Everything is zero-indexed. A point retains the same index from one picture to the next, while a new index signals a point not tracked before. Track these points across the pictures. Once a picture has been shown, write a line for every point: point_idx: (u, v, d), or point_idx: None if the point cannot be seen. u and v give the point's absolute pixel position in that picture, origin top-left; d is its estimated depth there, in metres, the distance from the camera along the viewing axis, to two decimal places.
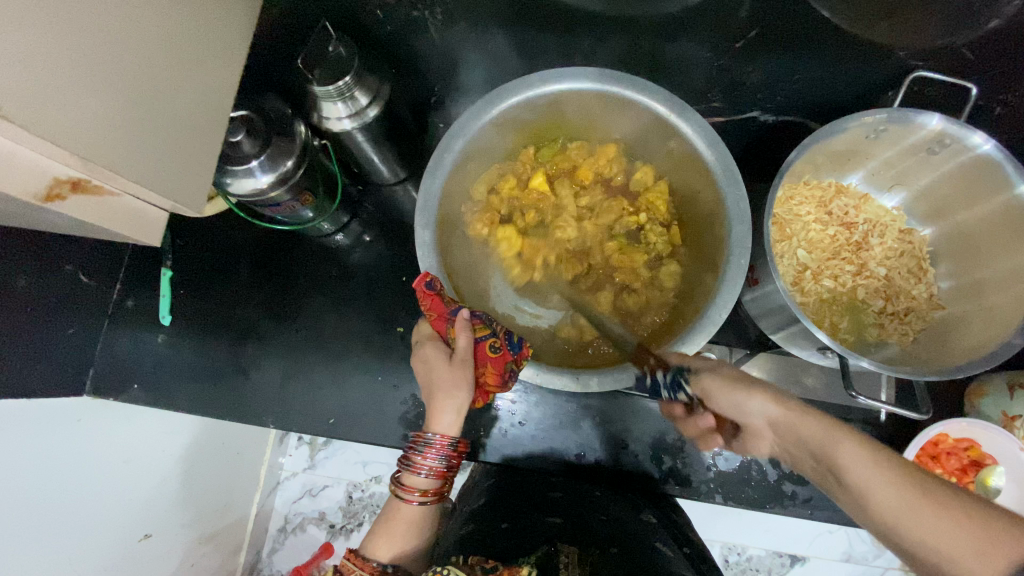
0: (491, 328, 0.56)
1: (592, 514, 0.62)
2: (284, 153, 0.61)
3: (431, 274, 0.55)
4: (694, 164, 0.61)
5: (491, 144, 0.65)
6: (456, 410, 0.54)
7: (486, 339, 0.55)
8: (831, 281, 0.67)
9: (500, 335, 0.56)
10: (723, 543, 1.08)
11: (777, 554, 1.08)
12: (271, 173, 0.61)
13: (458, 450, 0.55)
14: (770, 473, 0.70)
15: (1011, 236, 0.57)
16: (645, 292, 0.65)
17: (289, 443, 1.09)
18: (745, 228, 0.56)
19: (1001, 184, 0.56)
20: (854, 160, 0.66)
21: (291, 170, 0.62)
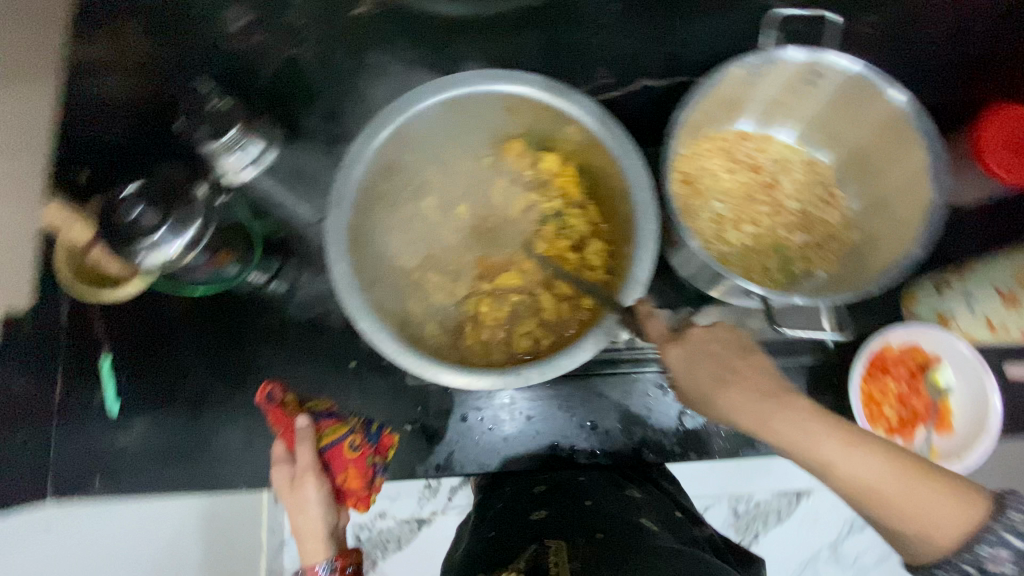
0: (347, 426, 0.64)
1: (578, 501, 0.62)
2: (189, 217, 0.61)
3: (269, 387, 0.70)
4: (590, 142, 0.63)
5: (394, 163, 0.65)
6: (320, 531, 0.57)
7: (345, 440, 0.62)
8: (750, 226, 0.69)
9: (358, 432, 0.64)
10: (729, 497, 1.09)
11: (783, 494, 1.10)
12: (180, 240, 0.60)
13: (340, 567, 0.57)
14: (737, 420, 0.71)
15: (898, 142, 0.60)
16: (577, 277, 0.67)
17: None
18: (648, 194, 0.57)
19: (877, 96, 0.58)
20: (744, 108, 0.69)
21: (200, 231, 0.61)
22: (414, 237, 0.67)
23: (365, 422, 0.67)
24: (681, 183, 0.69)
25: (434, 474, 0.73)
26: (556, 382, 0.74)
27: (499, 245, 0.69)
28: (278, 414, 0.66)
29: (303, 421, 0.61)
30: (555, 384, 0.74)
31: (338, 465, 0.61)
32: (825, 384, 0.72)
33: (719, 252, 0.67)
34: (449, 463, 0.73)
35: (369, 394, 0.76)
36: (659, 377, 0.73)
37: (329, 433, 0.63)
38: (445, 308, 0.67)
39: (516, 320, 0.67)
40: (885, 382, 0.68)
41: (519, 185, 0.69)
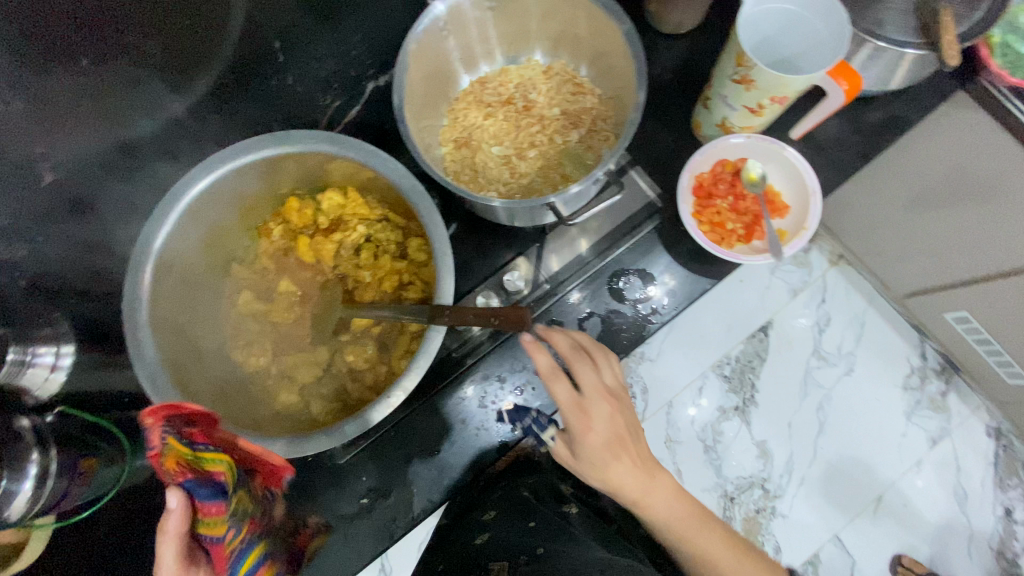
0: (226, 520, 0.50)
1: (525, 523, 0.68)
2: (24, 451, 0.57)
3: (161, 411, 0.51)
4: (342, 163, 0.64)
5: (184, 287, 0.64)
6: None
7: (229, 539, 0.50)
8: (531, 148, 0.72)
9: (237, 546, 0.51)
10: (713, 367, 1.14)
11: (752, 335, 1.16)
12: (28, 476, 0.57)
13: None
14: (625, 308, 0.76)
15: (575, 9, 0.65)
16: (413, 278, 0.69)
17: None
18: (410, 182, 0.62)
19: None
20: (458, 62, 0.72)
21: (44, 457, 0.59)
22: (257, 336, 0.68)
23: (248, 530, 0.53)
24: (455, 149, 0.73)
25: (416, 519, 0.73)
26: (466, 375, 0.75)
27: (333, 296, 0.69)
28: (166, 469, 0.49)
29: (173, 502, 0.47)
30: (466, 378, 0.75)
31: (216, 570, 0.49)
32: (676, 234, 0.76)
33: (518, 187, 0.71)
34: (422, 503, 0.73)
35: (316, 494, 0.73)
36: (545, 316, 0.76)
37: (209, 524, 0.49)
38: (319, 379, 0.67)
39: (385, 348, 0.67)
40: (715, 205, 0.74)
41: (319, 234, 0.70)
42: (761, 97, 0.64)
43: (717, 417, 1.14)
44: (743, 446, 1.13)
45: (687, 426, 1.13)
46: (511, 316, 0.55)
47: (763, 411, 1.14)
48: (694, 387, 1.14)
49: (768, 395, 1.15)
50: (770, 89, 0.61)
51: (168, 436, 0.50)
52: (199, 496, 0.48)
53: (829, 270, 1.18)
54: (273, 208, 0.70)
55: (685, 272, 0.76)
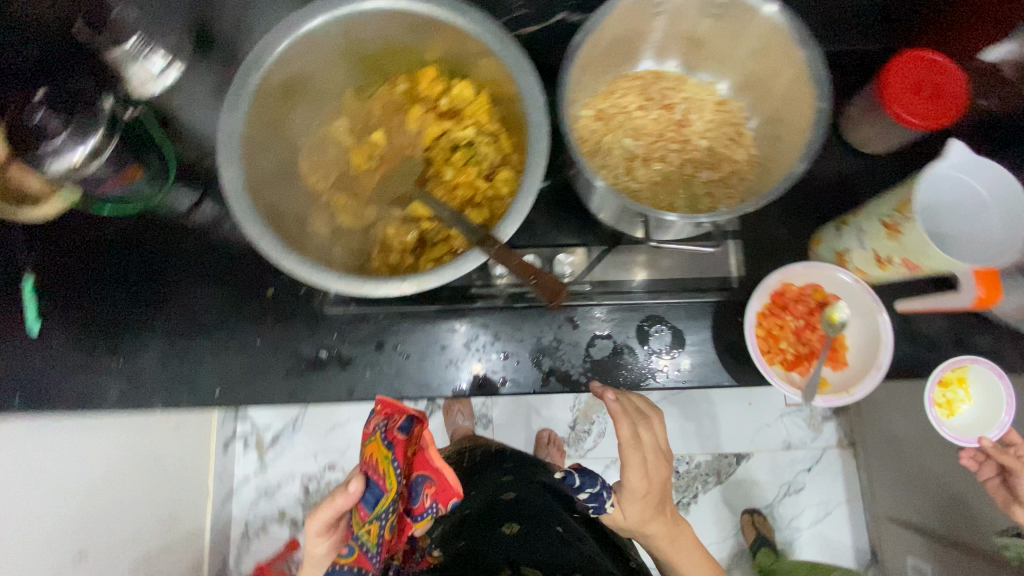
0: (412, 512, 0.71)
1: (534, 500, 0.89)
2: (91, 128, 0.61)
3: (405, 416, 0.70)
4: (495, 64, 0.63)
5: (300, 84, 0.65)
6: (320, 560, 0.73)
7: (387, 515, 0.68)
8: (660, 162, 0.70)
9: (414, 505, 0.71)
10: None
11: None
12: (82, 148, 0.61)
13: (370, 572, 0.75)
14: (640, 352, 0.74)
15: (787, 60, 0.61)
16: (487, 202, 0.67)
17: (237, 451, 1.38)
18: (542, 110, 0.58)
19: (755, 18, 0.60)
20: (649, 45, 0.70)
21: (103, 143, 0.62)
22: (328, 162, 0.69)
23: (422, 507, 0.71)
24: (594, 119, 0.71)
25: (347, 399, 0.75)
26: (468, 311, 0.76)
27: (412, 172, 0.70)
28: (399, 447, 0.69)
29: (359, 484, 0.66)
30: (468, 314, 0.76)
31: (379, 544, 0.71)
32: (731, 322, 0.74)
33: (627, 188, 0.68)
34: (361, 390, 0.75)
35: (288, 322, 0.76)
36: (567, 312, 0.75)
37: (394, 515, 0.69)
38: (353, 230, 0.68)
39: (427, 245, 0.68)
40: (782, 319, 0.71)
41: (432, 113, 0.70)
42: (896, 252, 0.60)
43: None
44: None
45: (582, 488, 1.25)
46: (549, 287, 0.58)
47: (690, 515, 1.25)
48: None
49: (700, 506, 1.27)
50: (910, 250, 0.58)
51: (408, 428, 0.70)
52: (430, 496, 0.68)
53: (829, 449, 1.27)
54: (410, 65, 0.70)
55: (718, 356, 0.73)
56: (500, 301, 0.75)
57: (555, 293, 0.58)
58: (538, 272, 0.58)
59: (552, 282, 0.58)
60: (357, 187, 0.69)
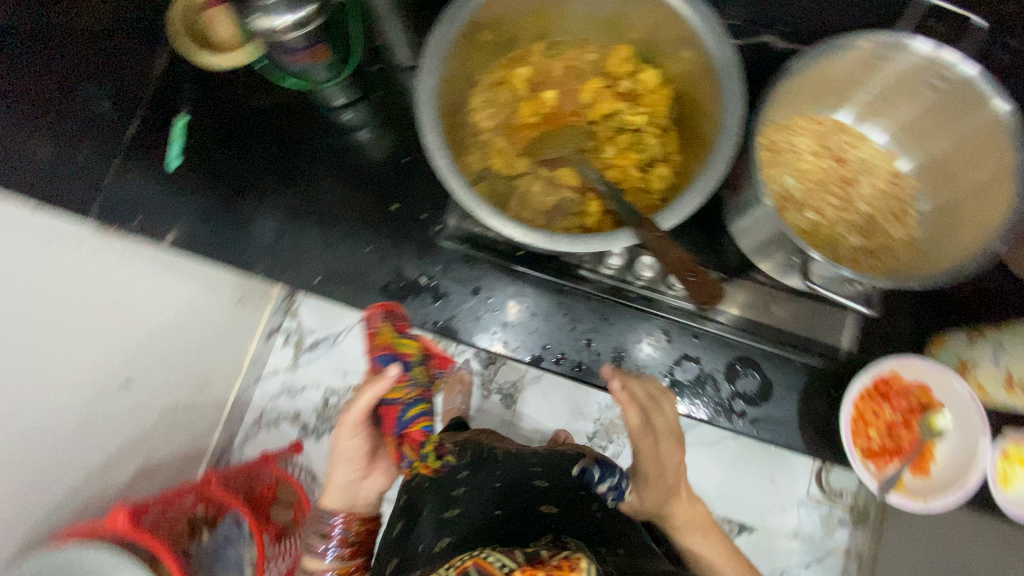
0: (429, 403, 0.62)
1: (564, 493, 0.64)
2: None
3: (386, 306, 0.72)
4: (698, 62, 0.62)
5: (504, 22, 0.66)
6: (338, 488, 0.63)
7: (417, 407, 0.61)
8: (813, 211, 0.68)
9: (426, 395, 0.63)
10: None
11: None
12: (291, 14, 0.63)
13: (362, 527, 0.63)
14: (721, 390, 0.73)
15: (991, 153, 0.58)
16: (636, 192, 0.67)
17: None
18: (737, 120, 0.57)
19: (978, 101, 0.57)
20: (848, 95, 0.68)
21: (310, 15, 0.64)
22: (498, 104, 0.70)
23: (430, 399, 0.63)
24: (764, 149, 0.68)
25: (428, 329, 0.77)
26: (568, 290, 0.77)
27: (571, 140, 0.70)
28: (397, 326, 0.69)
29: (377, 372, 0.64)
30: (567, 292, 0.77)
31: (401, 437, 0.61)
32: (820, 391, 0.72)
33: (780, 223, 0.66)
34: (444, 326, 0.77)
35: (399, 239, 0.79)
36: (662, 323, 0.75)
37: (416, 407, 0.61)
38: (500, 175, 0.69)
39: (565, 211, 0.68)
40: (876, 407, 0.68)
41: (610, 92, 0.70)
42: None
43: None
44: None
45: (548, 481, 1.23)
46: (705, 287, 0.58)
47: None
48: None
49: None
50: None
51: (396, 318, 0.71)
52: (431, 366, 0.67)
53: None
54: (606, 39, 0.70)
55: (796, 418, 0.72)
56: (604, 291, 0.75)
57: (715, 294, 0.59)
58: (697, 268, 0.57)
59: (709, 282, 0.58)
60: (517, 136, 0.70)
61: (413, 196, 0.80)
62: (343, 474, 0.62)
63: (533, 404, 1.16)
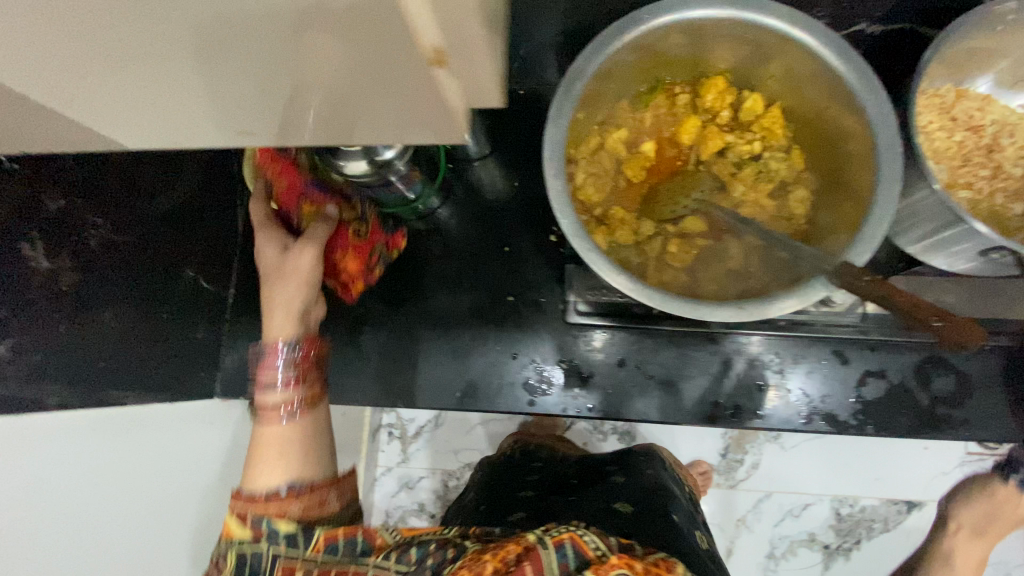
0: (364, 216, 0.70)
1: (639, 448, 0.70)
2: None
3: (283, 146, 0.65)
4: (818, 78, 0.57)
5: (596, 92, 0.63)
6: (285, 310, 0.58)
7: (353, 226, 0.69)
8: (966, 189, 0.64)
9: (370, 224, 0.71)
10: (833, 497, 1.04)
11: (892, 502, 1.03)
12: (388, 152, 0.61)
13: (305, 350, 0.55)
14: (920, 396, 0.68)
15: None
16: (778, 223, 0.62)
17: (380, 438, 1.07)
18: (894, 134, 0.52)
19: None
20: (969, 61, 0.64)
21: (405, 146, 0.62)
22: (604, 173, 0.67)
23: (382, 223, 0.74)
24: None
25: (587, 414, 0.75)
26: (719, 335, 0.72)
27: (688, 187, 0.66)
28: (284, 165, 0.65)
29: (330, 209, 0.64)
30: (719, 337, 0.73)
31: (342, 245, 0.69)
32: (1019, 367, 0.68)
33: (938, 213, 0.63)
34: (603, 406, 0.74)
35: (525, 329, 0.76)
36: (830, 344, 0.70)
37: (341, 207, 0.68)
38: (629, 246, 0.66)
39: (707, 262, 0.64)
40: None
41: (714, 126, 0.66)
42: None
43: None
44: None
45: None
46: (960, 332, 0.42)
47: None
48: None
49: None
50: None
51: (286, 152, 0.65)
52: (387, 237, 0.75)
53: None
54: (692, 74, 0.67)
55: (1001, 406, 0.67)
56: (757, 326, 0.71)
57: (969, 342, 0.42)
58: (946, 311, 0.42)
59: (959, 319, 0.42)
60: (632, 199, 0.67)
61: (528, 282, 0.78)
62: (298, 299, 0.58)
63: (667, 440, 1.12)
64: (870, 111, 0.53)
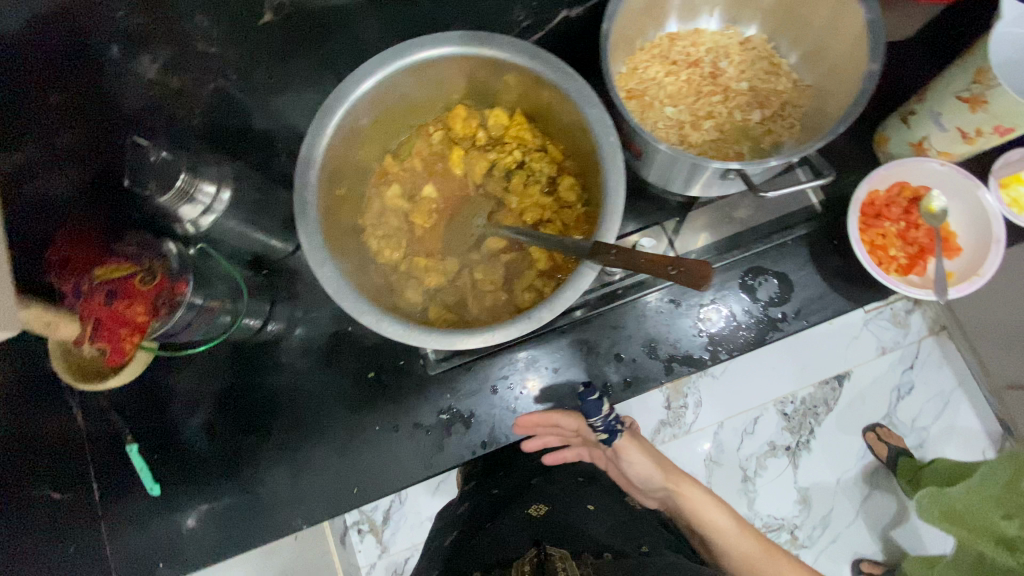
0: (135, 264, 0.58)
1: (587, 500, 0.80)
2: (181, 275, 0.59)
3: (167, 296, 0.58)
4: (527, 80, 0.61)
5: (346, 165, 0.64)
6: (102, 286, 0.56)
7: (131, 276, 0.57)
8: (708, 119, 0.68)
9: (154, 276, 0.58)
10: (776, 402, 1.14)
11: (825, 383, 1.13)
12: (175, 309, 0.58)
13: (123, 284, 0.56)
14: (754, 307, 0.72)
15: None
16: (560, 215, 0.66)
17: (352, 541, 1.03)
18: (597, 108, 0.57)
19: None
20: (661, 10, 0.68)
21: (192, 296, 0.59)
22: (393, 230, 0.67)
23: (167, 274, 0.58)
24: (629, 100, 0.68)
25: (483, 452, 0.75)
26: (568, 326, 0.75)
27: (476, 213, 0.68)
28: (132, 299, 0.56)
29: (101, 294, 0.56)
30: (570, 328, 0.75)
31: (127, 292, 0.56)
32: (827, 245, 0.72)
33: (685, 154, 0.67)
34: (494, 440, 0.75)
35: (397, 397, 0.75)
36: (664, 293, 0.73)
37: (121, 270, 0.57)
38: (442, 288, 0.67)
39: (518, 272, 0.66)
40: (883, 227, 0.70)
41: (476, 149, 0.69)
42: (986, 123, 0.59)
43: (765, 452, 1.15)
44: (784, 487, 1.14)
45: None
46: (692, 271, 0.46)
47: (815, 460, 1.15)
48: (751, 417, 1.14)
49: (827, 442, 1.15)
50: (1003, 115, 0.56)
51: (158, 287, 0.57)
52: (166, 289, 0.58)
53: (925, 337, 1.14)
54: (439, 111, 0.69)
55: (830, 286, 0.72)
56: (599, 305, 0.74)
57: (697, 286, 0.46)
58: (675, 256, 0.47)
59: (696, 260, 0.47)
60: (432, 242, 0.68)
61: (381, 352, 0.77)
62: (86, 309, 0.56)
63: None
64: (571, 94, 0.58)
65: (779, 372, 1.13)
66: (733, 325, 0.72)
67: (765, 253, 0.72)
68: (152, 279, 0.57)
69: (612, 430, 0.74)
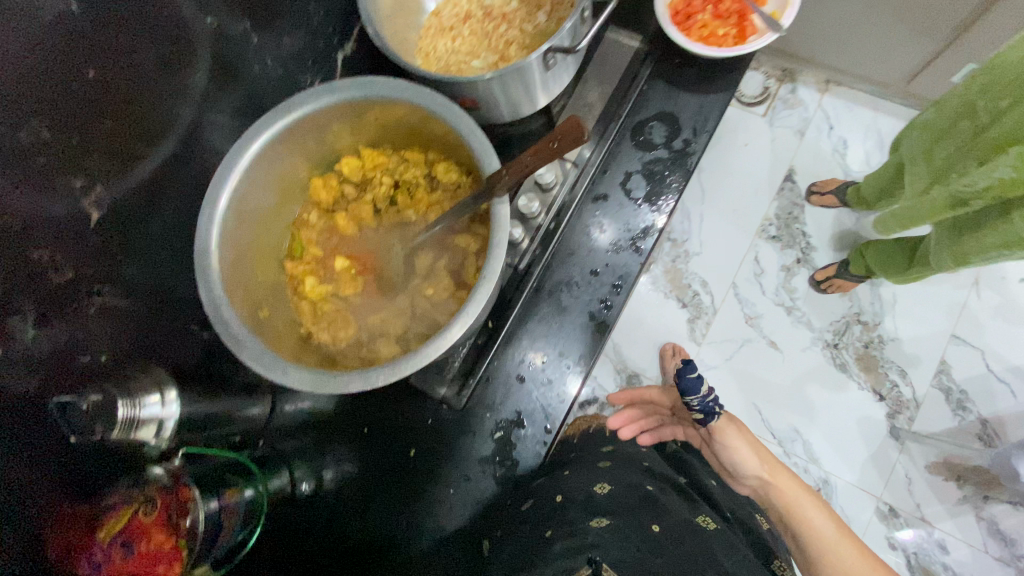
0: (126, 505, 0.57)
1: (650, 520, 0.71)
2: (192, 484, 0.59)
3: (179, 505, 0.60)
4: (347, 111, 0.64)
5: (253, 289, 0.63)
6: (119, 541, 0.55)
7: (134, 514, 0.57)
8: (510, 44, 0.72)
9: (144, 501, 0.58)
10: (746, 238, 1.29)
11: (767, 222, 1.29)
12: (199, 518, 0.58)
13: (135, 524, 0.57)
14: (662, 151, 0.75)
15: None
16: (455, 196, 0.68)
17: None
18: (416, 89, 0.61)
19: None
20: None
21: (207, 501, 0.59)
22: (335, 313, 0.67)
23: (161, 487, 0.60)
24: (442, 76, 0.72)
25: (554, 436, 0.72)
26: (539, 282, 0.75)
27: (390, 249, 0.69)
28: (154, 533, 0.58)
29: (119, 550, 0.55)
30: (541, 283, 0.75)
31: (143, 531, 0.57)
32: (677, 65, 0.77)
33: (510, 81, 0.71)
34: (553, 418, 0.72)
35: (449, 450, 0.73)
36: (590, 200, 0.76)
37: (119, 517, 0.56)
38: (407, 325, 0.66)
39: (459, 263, 0.67)
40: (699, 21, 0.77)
41: (353, 201, 0.71)
42: None
43: (785, 278, 1.27)
44: (822, 296, 1.25)
45: (722, 363, 1.23)
46: (569, 130, 0.51)
47: (824, 252, 1.28)
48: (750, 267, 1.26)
49: (820, 236, 1.29)
50: None
51: (167, 503, 0.60)
52: (172, 502, 0.60)
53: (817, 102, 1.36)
54: (301, 197, 0.71)
55: (703, 94, 0.76)
56: (549, 245, 0.75)
57: (581, 139, 0.50)
58: (551, 133, 0.52)
59: (568, 121, 0.51)
60: (373, 299, 0.68)
61: (406, 425, 0.74)
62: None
63: (653, 332, 1.25)
64: (387, 92, 0.62)
65: (711, 250, 1.29)
66: (656, 177, 0.75)
67: (633, 108, 0.76)
68: (155, 504, 0.58)
69: (707, 410, 0.88)
